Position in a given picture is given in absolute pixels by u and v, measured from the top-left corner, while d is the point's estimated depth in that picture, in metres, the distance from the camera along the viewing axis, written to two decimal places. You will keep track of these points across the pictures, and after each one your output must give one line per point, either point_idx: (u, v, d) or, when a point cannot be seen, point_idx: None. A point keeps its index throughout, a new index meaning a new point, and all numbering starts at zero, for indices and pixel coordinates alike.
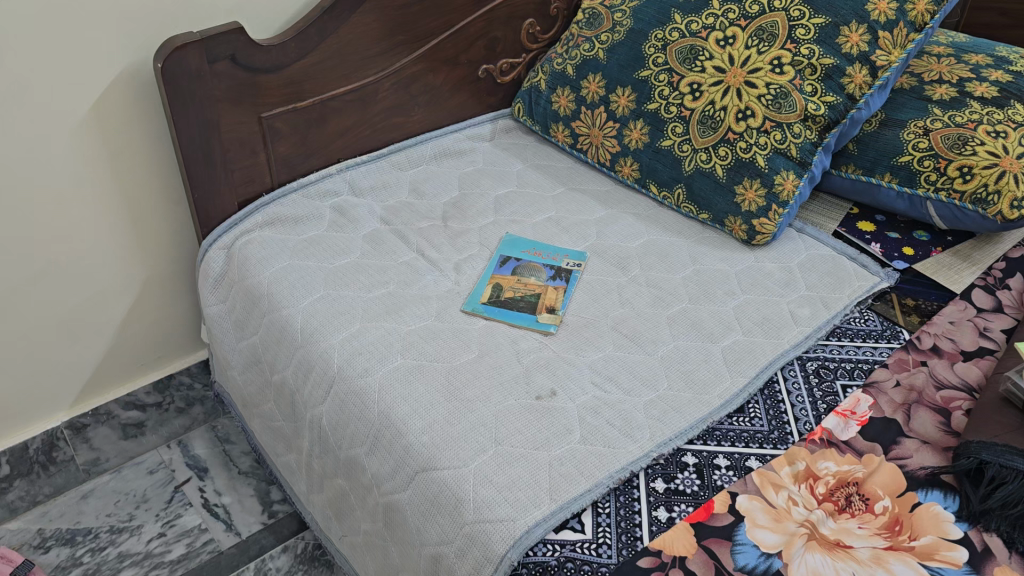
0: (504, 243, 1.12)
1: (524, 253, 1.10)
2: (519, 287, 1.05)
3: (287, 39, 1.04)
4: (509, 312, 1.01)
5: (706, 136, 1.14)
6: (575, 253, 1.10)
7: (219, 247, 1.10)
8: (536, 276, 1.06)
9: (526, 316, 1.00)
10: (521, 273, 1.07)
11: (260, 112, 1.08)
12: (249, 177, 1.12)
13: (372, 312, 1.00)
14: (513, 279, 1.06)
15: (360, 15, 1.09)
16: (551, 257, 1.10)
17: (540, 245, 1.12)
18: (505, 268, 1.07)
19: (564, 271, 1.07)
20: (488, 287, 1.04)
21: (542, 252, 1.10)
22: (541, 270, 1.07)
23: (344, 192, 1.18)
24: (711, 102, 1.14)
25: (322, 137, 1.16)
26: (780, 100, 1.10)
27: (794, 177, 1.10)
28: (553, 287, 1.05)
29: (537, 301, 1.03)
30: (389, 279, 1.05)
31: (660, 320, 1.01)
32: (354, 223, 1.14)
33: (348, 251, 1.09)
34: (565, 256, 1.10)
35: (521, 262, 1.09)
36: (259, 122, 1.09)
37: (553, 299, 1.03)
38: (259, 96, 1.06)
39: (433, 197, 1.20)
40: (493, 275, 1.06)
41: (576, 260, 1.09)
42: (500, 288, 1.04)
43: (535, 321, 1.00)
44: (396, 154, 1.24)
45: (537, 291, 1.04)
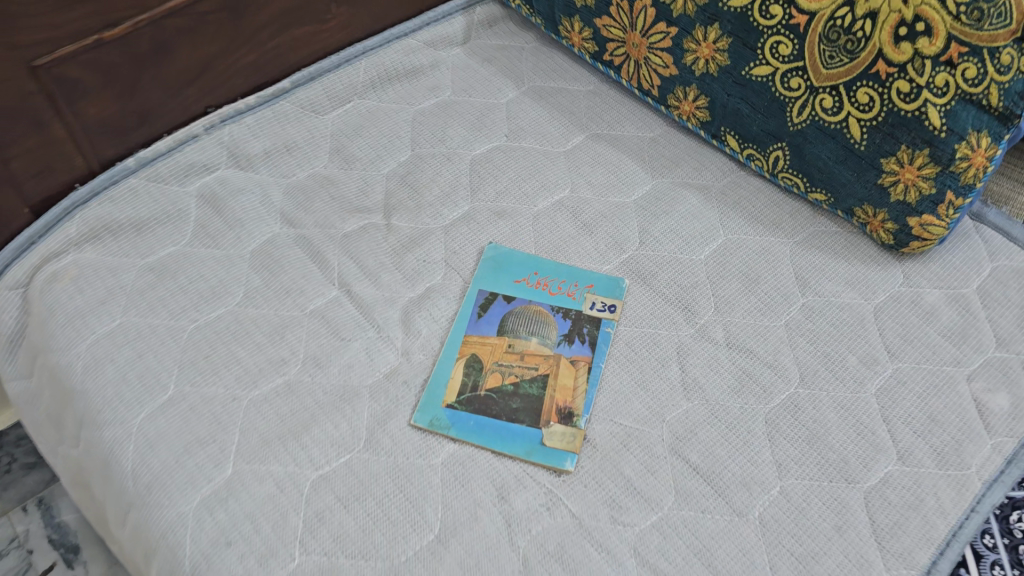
0: (483, 266, 0.67)
1: (520, 287, 0.66)
2: (513, 364, 0.62)
3: None
4: (494, 426, 0.59)
5: (834, 67, 0.65)
6: (605, 283, 0.66)
7: (9, 286, 0.66)
8: (542, 338, 0.63)
9: (524, 434, 0.59)
10: (515, 332, 0.63)
11: (29, 60, 0.60)
12: (42, 165, 0.65)
13: (255, 438, 0.57)
14: (501, 347, 0.63)
15: None
16: (566, 294, 0.65)
17: (543, 267, 0.67)
18: (487, 322, 0.64)
19: (586, 327, 0.64)
20: (459, 368, 0.62)
21: (550, 283, 0.66)
22: (550, 323, 0.64)
23: (222, 165, 0.72)
24: (848, 2, 0.63)
25: (167, 78, 0.68)
26: (982, 3, 0.58)
27: (990, 143, 0.61)
28: (572, 362, 0.62)
29: (542, 397, 0.60)
30: (289, 354, 0.62)
31: (755, 430, 0.59)
32: (236, 230, 0.69)
33: (223, 293, 0.65)
34: (586, 290, 0.66)
35: (516, 307, 0.65)
36: (33, 77, 0.61)
37: (572, 390, 0.61)
38: (15, 27, 0.58)
39: (370, 165, 0.74)
40: (467, 339, 0.63)
41: (607, 299, 0.65)
42: (478, 370, 0.62)
43: (542, 445, 0.58)
44: (303, 87, 0.76)
45: (543, 372, 0.62)
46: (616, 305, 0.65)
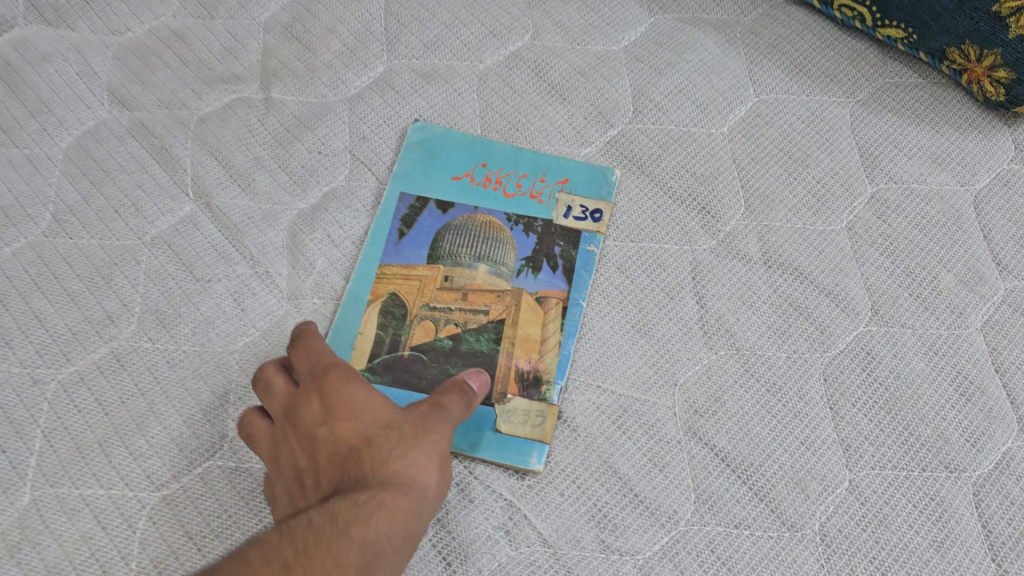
0: (407, 158, 0.46)
1: (460, 187, 0.45)
2: (451, 307, 0.41)
3: None
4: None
5: None
6: (586, 179, 0.45)
7: None
8: (494, 266, 0.42)
9: (469, 418, 0.39)
10: (454, 258, 0.43)
11: None
12: None
13: (66, 445, 0.38)
14: (434, 283, 0.42)
15: None
16: (529, 197, 0.45)
17: (494, 156, 0.46)
18: (414, 244, 0.43)
19: (559, 245, 0.43)
20: (372, 317, 0.42)
21: (506, 180, 0.45)
22: (506, 242, 0.43)
23: (18, 21, 0.50)
24: None
25: None
26: None
27: None
28: (540, 302, 0.42)
29: (495, 357, 0.40)
30: (120, 308, 0.42)
31: (810, 394, 0.40)
32: (41, 117, 0.47)
33: (19, 216, 0.44)
34: (559, 191, 0.45)
35: (456, 219, 0.44)
36: None
37: (539, 347, 0.41)
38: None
39: (239, 11, 0.51)
40: (384, 274, 0.43)
41: (589, 203, 0.44)
42: (400, 320, 0.41)
43: (496, 434, 0.39)
44: None
45: (496, 318, 0.41)
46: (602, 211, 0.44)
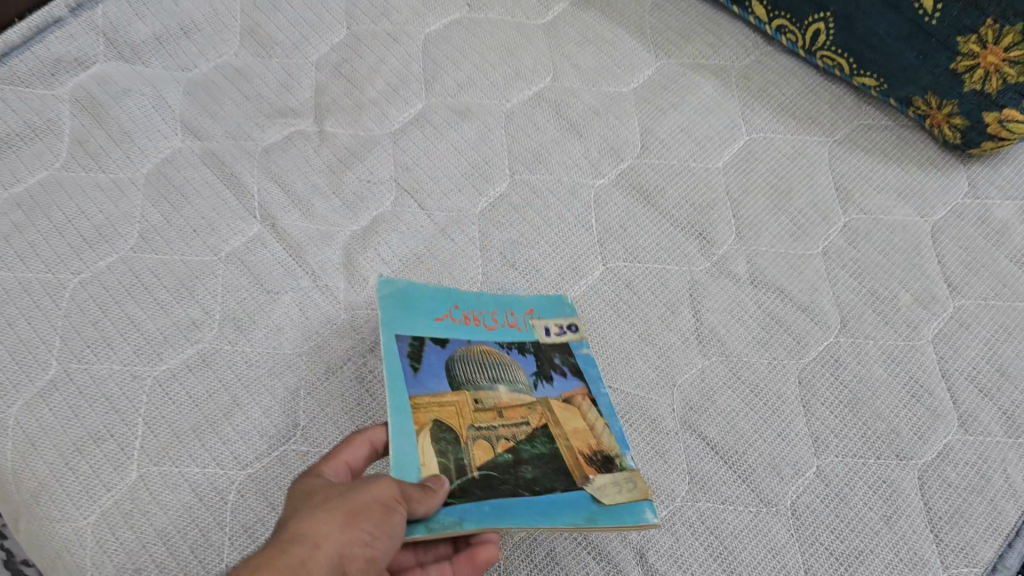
0: (383, 308, 0.46)
1: (446, 326, 0.46)
2: (495, 425, 0.42)
3: None
4: (525, 488, 0.40)
5: None
6: (556, 304, 0.48)
7: None
8: (512, 385, 0.44)
9: (571, 491, 0.40)
10: (472, 386, 0.43)
11: None
12: None
13: (164, 431, 0.46)
14: (466, 406, 0.42)
15: None
16: (511, 325, 0.47)
17: (464, 298, 0.47)
18: (422, 382, 0.43)
19: (559, 355, 0.46)
20: (427, 445, 0.40)
21: (483, 317, 0.47)
22: (510, 358, 0.45)
23: (100, 58, 0.57)
24: None
25: None
26: None
27: None
28: (570, 401, 0.44)
29: (557, 450, 0.42)
30: (203, 315, 0.49)
31: (786, 394, 0.47)
32: (124, 144, 0.54)
33: (113, 235, 0.51)
34: (533, 319, 0.47)
35: (453, 351, 0.45)
36: None
37: (594, 433, 0.43)
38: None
39: (294, 52, 0.58)
40: (416, 403, 0.42)
41: (562, 321, 0.47)
42: (454, 446, 0.40)
43: (603, 505, 0.40)
44: None
45: (543, 422, 0.43)
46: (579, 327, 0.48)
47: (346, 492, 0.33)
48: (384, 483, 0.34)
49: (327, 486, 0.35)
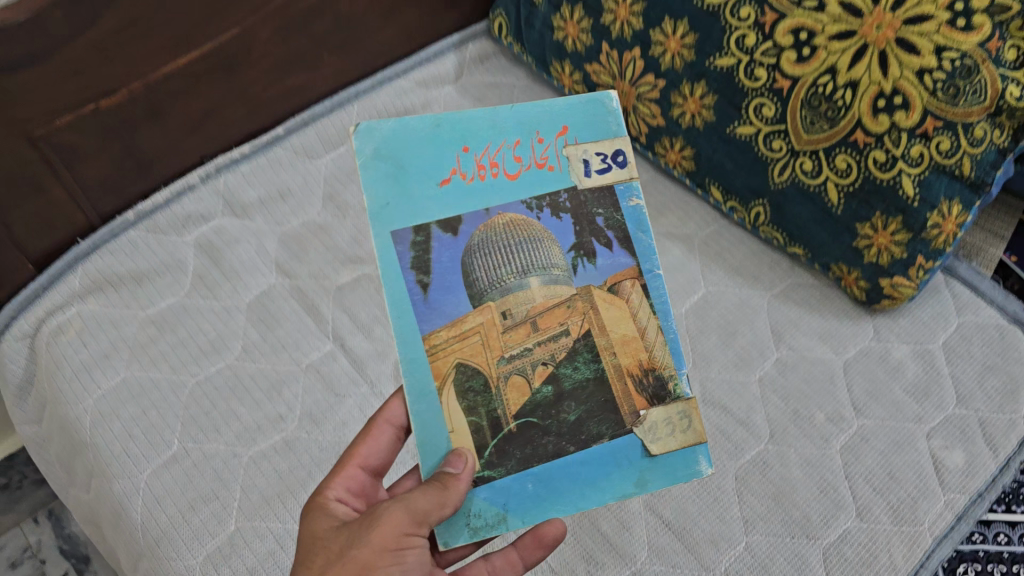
0: (383, 182, 0.52)
1: (459, 187, 0.53)
2: (529, 346, 0.50)
3: (43, 8, 0.58)
4: (576, 462, 0.50)
5: (815, 133, 0.68)
6: (589, 118, 0.56)
7: (16, 338, 0.69)
8: (547, 276, 0.52)
9: (622, 457, 0.50)
10: (504, 286, 0.51)
11: (30, 132, 0.63)
12: (47, 225, 0.69)
13: (256, 495, 0.61)
14: (495, 327, 0.50)
15: None
16: (536, 162, 0.54)
17: (471, 137, 0.54)
18: (442, 298, 0.50)
19: (602, 213, 0.54)
20: (452, 404, 0.49)
21: (497, 155, 0.54)
22: (546, 232, 0.53)
23: (218, 214, 0.76)
24: (831, 72, 0.66)
25: (164, 134, 0.73)
26: (960, 81, 0.61)
27: (962, 210, 0.65)
28: (618, 289, 0.53)
29: (604, 369, 0.51)
30: (287, 410, 0.65)
31: (724, 486, 0.62)
32: (233, 280, 0.72)
33: (223, 348, 0.68)
34: (571, 141, 0.55)
35: (472, 234, 0.52)
36: (35, 148, 0.64)
37: (640, 339, 0.52)
38: (19, 109, 0.61)
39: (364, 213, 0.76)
40: (434, 352, 0.49)
41: (601, 148, 0.56)
42: (484, 394, 0.50)
43: (653, 459, 0.51)
44: (297, 133, 0.81)
45: (586, 328, 0.51)
46: (620, 148, 0.56)
47: (346, 552, 0.42)
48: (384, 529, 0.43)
49: (333, 540, 0.44)
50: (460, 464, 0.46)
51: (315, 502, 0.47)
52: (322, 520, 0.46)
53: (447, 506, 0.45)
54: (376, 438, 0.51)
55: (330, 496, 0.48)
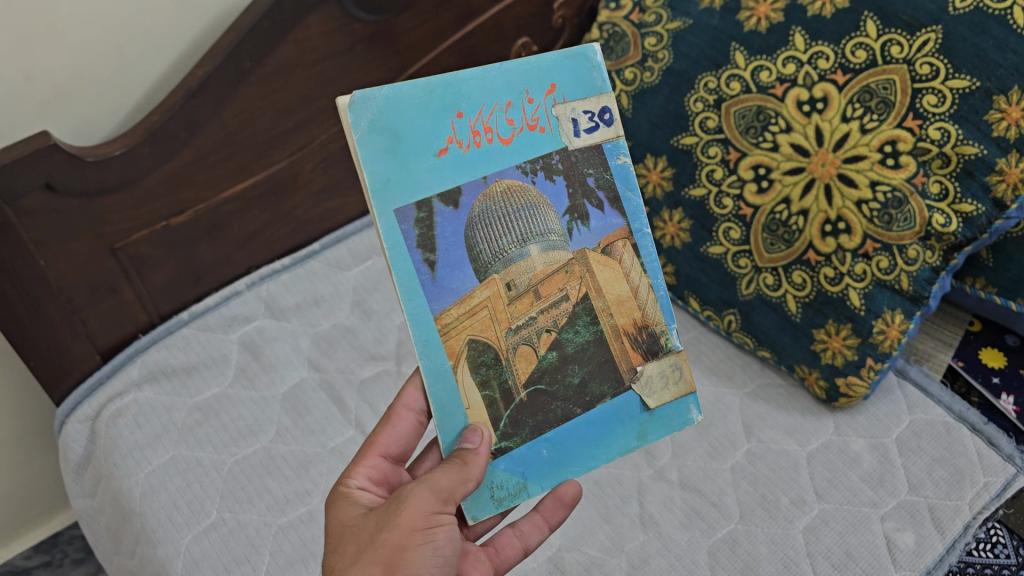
0: (383, 159, 0.52)
1: (459, 155, 0.55)
2: (533, 315, 0.56)
3: (134, 146, 0.72)
4: (584, 425, 0.58)
5: (774, 252, 0.79)
6: (573, 74, 0.58)
7: (79, 420, 0.79)
8: (544, 243, 0.56)
9: (624, 413, 0.59)
10: (506, 257, 0.55)
11: (111, 244, 0.77)
12: (114, 322, 0.82)
13: (282, 559, 0.69)
14: (500, 300, 0.55)
15: (244, 94, 0.77)
16: (528, 123, 0.57)
17: (467, 102, 0.55)
18: (449, 275, 0.54)
19: (593, 172, 0.59)
20: (465, 379, 0.55)
21: (491, 120, 0.56)
22: (542, 195, 0.57)
23: (259, 316, 0.87)
24: (785, 202, 0.78)
25: (218, 248, 0.86)
26: (891, 210, 0.73)
27: (903, 319, 0.75)
28: (611, 249, 0.59)
29: (604, 330, 0.58)
30: (312, 486, 0.74)
31: (697, 561, 0.70)
32: (269, 373, 0.82)
33: (259, 431, 0.78)
34: (560, 99, 0.58)
35: (472, 205, 0.55)
36: (113, 257, 0.78)
37: (634, 299, 0.59)
38: (107, 225, 0.75)
39: (386, 317, 0.88)
40: (447, 332, 0.54)
41: (586, 106, 0.58)
42: (495, 367, 0.55)
43: (650, 413, 0.59)
44: (330, 249, 0.93)
45: (585, 291, 0.58)
46: (606, 106, 0.59)
47: (377, 536, 0.50)
48: (410, 513, 0.50)
49: (363, 529, 0.51)
50: (476, 439, 0.53)
51: (342, 491, 0.56)
52: (351, 509, 0.54)
53: (470, 481, 0.51)
54: (396, 427, 0.59)
55: (354, 486, 0.56)
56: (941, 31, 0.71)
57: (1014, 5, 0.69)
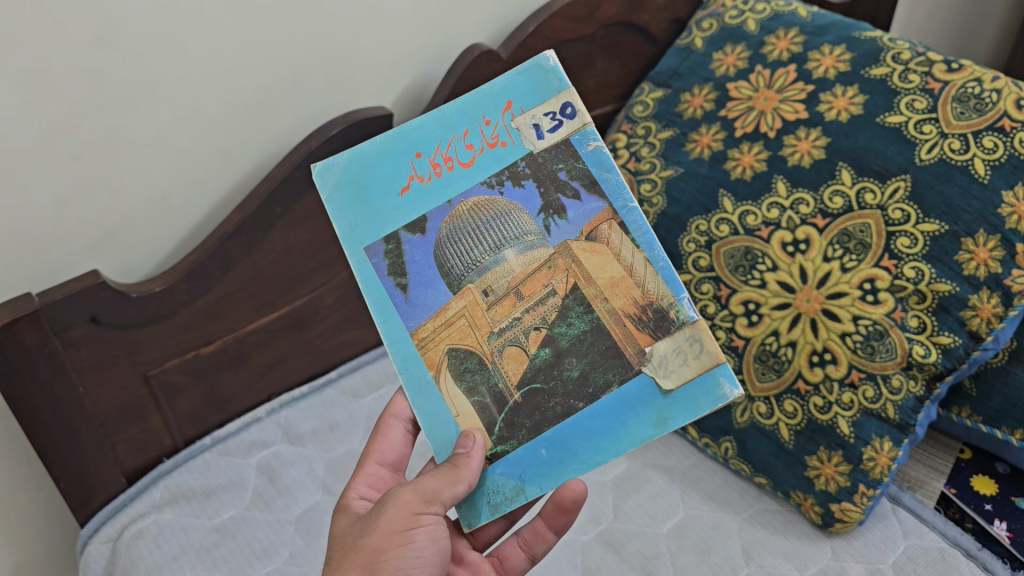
0: (351, 209, 0.67)
1: (423, 187, 0.67)
2: (517, 316, 0.63)
3: (173, 282, 0.79)
4: (588, 420, 0.61)
5: (766, 381, 0.83)
6: (526, 87, 0.68)
7: (102, 540, 0.82)
8: (519, 247, 0.64)
9: (635, 402, 0.61)
10: (480, 265, 0.64)
11: (145, 372, 0.83)
12: (142, 446, 0.87)
13: None
14: (478, 307, 0.63)
15: (275, 234, 0.85)
16: (488, 142, 0.67)
17: (424, 145, 0.67)
18: (422, 292, 0.65)
19: (564, 167, 0.66)
20: (450, 388, 0.63)
21: (451, 150, 0.67)
22: (511, 203, 0.65)
23: (276, 441, 0.91)
24: (774, 334, 0.83)
25: (243, 376, 0.91)
26: (873, 342, 0.78)
27: (892, 446, 0.78)
28: (595, 234, 0.65)
29: (601, 317, 0.63)
30: None
31: None
32: (285, 496, 0.85)
33: (273, 553, 0.80)
34: (519, 112, 0.67)
35: (440, 228, 0.65)
36: (146, 384, 0.84)
37: (629, 278, 0.63)
38: (142, 354, 0.82)
39: None
40: (423, 344, 0.63)
41: (543, 106, 0.67)
42: (482, 372, 0.63)
43: (669, 397, 0.61)
44: (347, 377, 0.98)
45: (573, 282, 0.64)
46: (566, 102, 0.68)
47: (359, 540, 0.56)
48: (392, 517, 0.55)
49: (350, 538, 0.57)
50: (469, 444, 0.60)
51: (344, 502, 0.62)
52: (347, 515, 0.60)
53: (460, 483, 0.57)
54: (387, 437, 0.67)
55: (354, 496, 0.62)
56: (909, 180, 0.79)
57: (974, 157, 0.78)
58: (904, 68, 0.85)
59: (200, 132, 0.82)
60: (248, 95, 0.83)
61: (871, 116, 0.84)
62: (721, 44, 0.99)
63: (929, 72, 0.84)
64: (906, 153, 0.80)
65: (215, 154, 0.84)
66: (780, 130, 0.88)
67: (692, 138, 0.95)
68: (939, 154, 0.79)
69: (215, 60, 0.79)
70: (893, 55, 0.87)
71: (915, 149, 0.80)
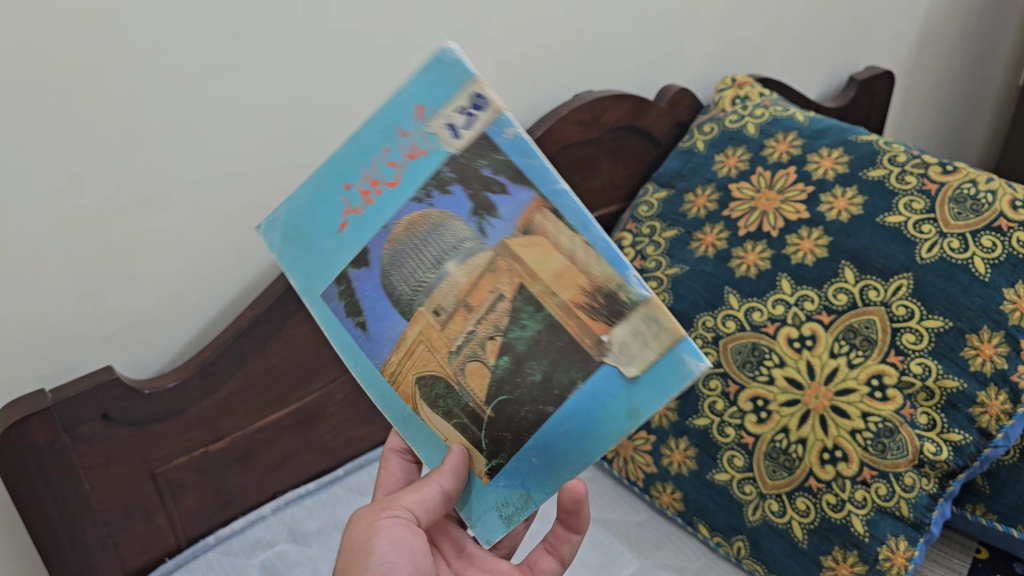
0: (299, 260, 0.62)
1: (359, 220, 0.60)
2: (470, 329, 0.55)
3: (185, 378, 0.80)
4: (564, 420, 0.54)
5: (778, 479, 0.82)
6: (433, 85, 0.55)
7: None
8: (457, 255, 0.55)
9: (606, 394, 0.52)
10: (426, 286, 0.56)
11: (153, 468, 0.82)
12: (143, 545, 0.85)
13: None
14: (433, 326, 0.57)
15: (287, 331, 0.86)
16: (407, 152, 0.57)
17: (349, 174, 0.60)
18: (379, 327, 0.59)
19: (486, 161, 0.54)
20: (430, 415, 0.60)
21: (376, 173, 0.58)
22: (443, 212, 0.56)
23: (281, 539, 0.89)
24: (784, 431, 0.83)
25: (250, 473, 0.91)
26: (884, 439, 0.77)
27: (908, 545, 0.76)
28: (532, 228, 0.53)
29: (552, 314, 0.53)
30: None
31: None
32: None
33: None
34: (430, 116, 0.56)
35: (381, 254, 0.58)
36: (154, 481, 0.83)
37: (573, 266, 0.52)
38: (151, 452, 0.81)
39: None
40: (394, 377, 0.60)
41: (452, 103, 0.54)
42: (451, 396, 0.58)
43: (636, 381, 0.51)
44: (354, 474, 0.97)
45: (518, 282, 0.54)
46: (473, 92, 0.54)
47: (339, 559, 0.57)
48: (355, 534, 0.56)
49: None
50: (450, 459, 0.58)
51: None
52: None
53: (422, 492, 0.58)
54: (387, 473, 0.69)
55: None
56: (911, 278, 0.81)
57: (974, 256, 0.79)
58: (900, 170, 0.88)
59: (218, 232, 0.84)
60: (266, 197, 0.86)
61: (870, 216, 0.86)
62: (721, 146, 1.03)
63: (924, 173, 0.87)
64: (907, 252, 0.82)
65: (233, 252, 0.86)
66: (782, 229, 0.91)
67: (697, 237, 0.97)
68: (940, 252, 0.81)
69: (235, 165, 0.82)
70: (889, 158, 0.90)
71: (916, 248, 0.82)
